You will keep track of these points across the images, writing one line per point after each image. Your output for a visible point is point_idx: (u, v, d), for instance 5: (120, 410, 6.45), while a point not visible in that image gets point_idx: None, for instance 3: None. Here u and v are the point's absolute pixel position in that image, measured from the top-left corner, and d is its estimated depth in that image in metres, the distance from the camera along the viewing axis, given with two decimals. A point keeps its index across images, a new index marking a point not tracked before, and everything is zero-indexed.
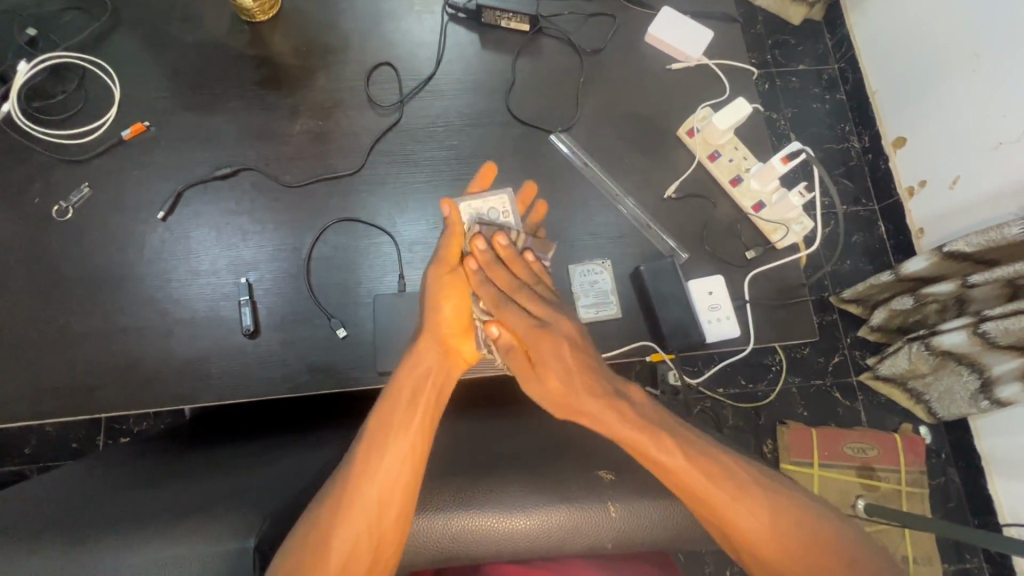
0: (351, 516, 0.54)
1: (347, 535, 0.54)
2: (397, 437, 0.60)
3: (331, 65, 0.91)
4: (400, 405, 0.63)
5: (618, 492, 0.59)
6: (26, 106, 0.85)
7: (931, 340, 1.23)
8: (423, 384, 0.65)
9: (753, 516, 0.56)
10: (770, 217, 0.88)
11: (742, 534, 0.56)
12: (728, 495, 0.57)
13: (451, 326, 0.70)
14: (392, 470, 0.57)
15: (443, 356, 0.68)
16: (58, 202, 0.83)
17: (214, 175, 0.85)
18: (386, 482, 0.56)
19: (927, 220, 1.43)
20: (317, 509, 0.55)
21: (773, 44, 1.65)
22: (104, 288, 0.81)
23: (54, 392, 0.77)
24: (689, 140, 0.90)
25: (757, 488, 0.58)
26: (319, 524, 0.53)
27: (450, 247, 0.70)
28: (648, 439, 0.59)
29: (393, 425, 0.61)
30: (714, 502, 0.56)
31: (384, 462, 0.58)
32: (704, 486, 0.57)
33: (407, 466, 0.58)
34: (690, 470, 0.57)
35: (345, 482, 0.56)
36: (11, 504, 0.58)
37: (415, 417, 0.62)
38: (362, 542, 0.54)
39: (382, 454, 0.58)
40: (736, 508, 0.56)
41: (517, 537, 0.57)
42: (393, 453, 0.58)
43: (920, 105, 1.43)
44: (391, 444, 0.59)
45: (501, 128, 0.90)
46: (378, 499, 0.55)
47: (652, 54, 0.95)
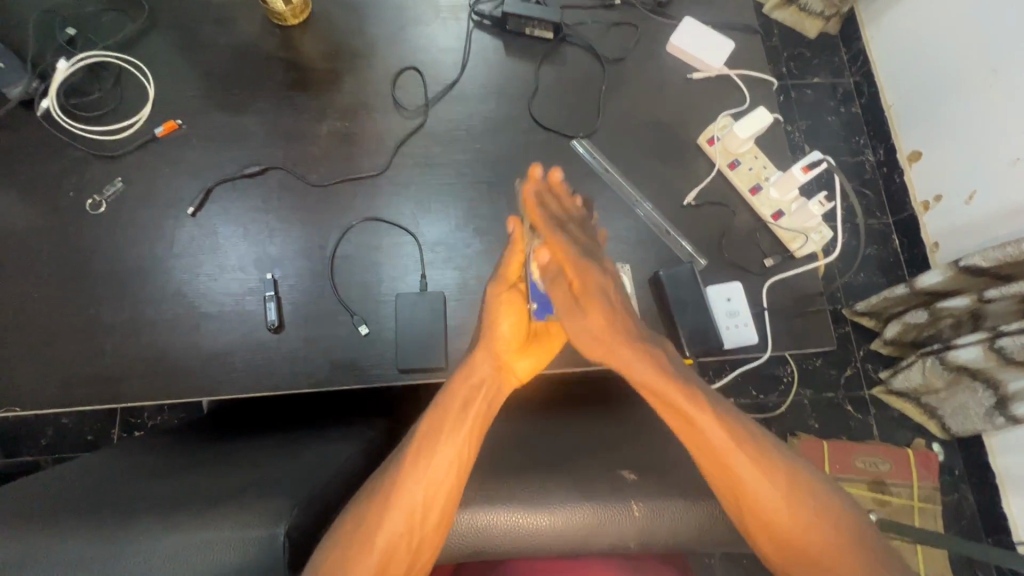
0: (392, 516, 0.54)
1: (392, 535, 0.54)
2: (450, 445, 0.59)
3: (359, 68, 0.93)
4: (450, 411, 0.62)
5: (641, 492, 0.59)
6: (64, 102, 0.88)
7: (946, 354, 1.24)
8: (473, 398, 0.64)
9: (778, 501, 0.56)
10: (789, 226, 0.88)
11: (775, 526, 0.56)
12: (765, 485, 0.56)
13: (507, 343, 0.69)
14: (442, 478, 0.57)
15: (496, 372, 0.67)
16: (92, 196, 0.86)
17: (243, 173, 0.87)
18: (436, 485, 0.57)
19: (942, 235, 1.43)
20: (362, 504, 0.55)
21: (789, 57, 1.66)
22: (134, 280, 0.83)
23: (82, 380, 0.79)
24: (709, 148, 0.91)
25: (790, 479, 0.57)
26: (361, 522, 0.54)
27: (512, 267, 0.71)
28: (687, 403, 0.58)
29: (446, 430, 0.60)
30: (740, 485, 0.56)
31: (436, 468, 0.57)
32: (742, 477, 0.56)
33: (453, 474, 0.58)
34: (717, 427, 0.57)
35: (391, 483, 0.56)
36: (45, 488, 0.59)
37: (464, 425, 0.61)
38: (402, 543, 0.54)
39: (433, 462, 0.57)
40: (764, 489, 0.56)
41: (541, 533, 0.58)
42: (446, 460, 0.58)
43: (936, 120, 1.43)
44: (445, 451, 0.58)
45: (522, 133, 0.92)
46: (422, 504, 0.55)
47: (673, 63, 0.96)
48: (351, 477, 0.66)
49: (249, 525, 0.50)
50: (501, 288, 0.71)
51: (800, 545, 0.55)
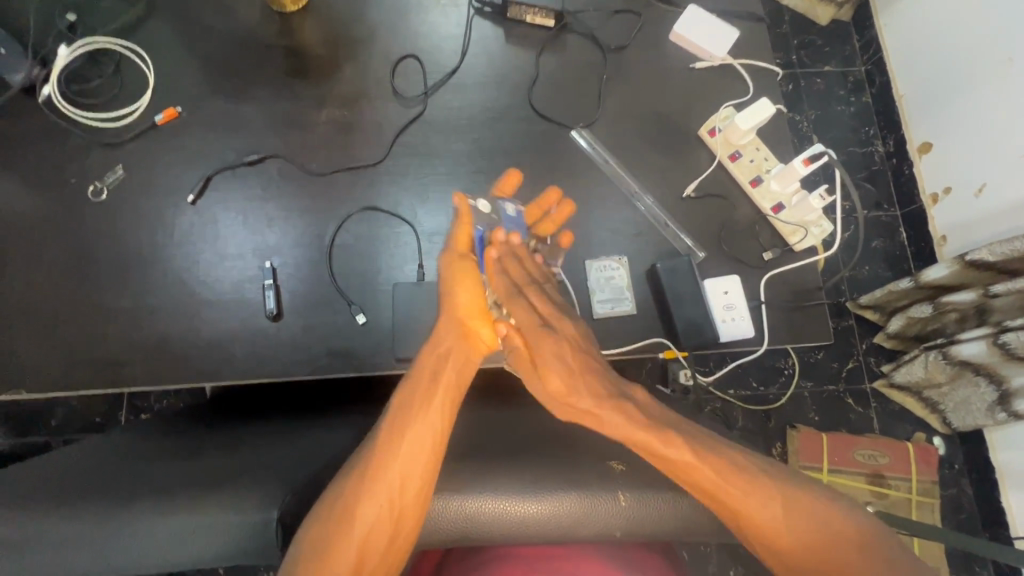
0: (371, 489, 0.54)
1: (371, 517, 0.53)
2: (420, 417, 0.60)
3: (358, 56, 0.92)
4: (420, 384, 0.63)
5: (623, 483, 0.59)
6: (65, 89, 0.88)
7: (948, 350, 1.23)
8: (441, 369, 0.65)
9: (755, 500, 0.55)
10: (789, 219, 0.87)
11: (757, 518, 0.55)
12: (740, 489, 0.56)
13: (467, 309, 0.69)
14: (416, 452, 0.57)
15: (463, 342, 0.68)
16: (93, 183, 0.86)
17: (242, 161, 0.87)
18: (411, 460, 0.57)
19: (951, 228, 1.42)
20: (338, 488, 0.55)
21: (799, 45, 1.63)
22: (135, 266, 0.83)
23: (86, 365, 0.80)
24: (710, 140, 0.90)
25: (760, 473, 0.58)
26: (337, 504, 0.53)
27: (461, 238, 0.72)
28: (651, 439, 0.58)
29: (417, 405, 0.61)
30: (713, 488, 0.56)
31: (407, 439, 0.58)
32: (717, 481, 0.56)
33: (427, 448, 0.58)
34: (697, 469, 0.56)
35: (366, 463, 0.56)
36: (50, 470, 0.61)
37: (434, 397, 0.62)
38: (381, 525, 0.53)
39: (405, 439, 0.57)
40: (741, 493, 0.55)
41: (527, 522, 0.57)
42: (416, 433, 0.58)
43: (947, 111, 1.41)
44: (418, 425, 0.59)
45: (522, 122, 0.91)
46: (400, 474, 0.56)
47: (676, 53, 0.95)
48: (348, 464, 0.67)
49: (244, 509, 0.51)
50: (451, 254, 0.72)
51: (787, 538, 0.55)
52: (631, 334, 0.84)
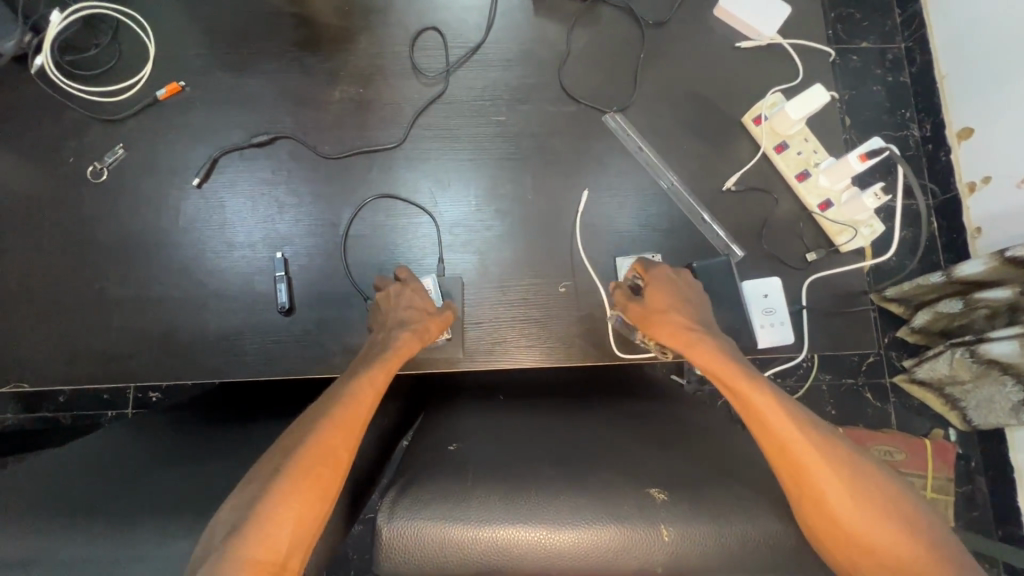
0: (287, 503, 0.51)
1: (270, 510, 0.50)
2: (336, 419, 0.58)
3: (373, 27, 0.85)
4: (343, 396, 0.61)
5: (675, 512, 0.50)
6: (60, 59, 0.82)
7: (977, 347, 1.19)
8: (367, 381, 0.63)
9: (850, 502, 0.52)
10: (837, 218, 0.81)
11: (848, 523, 0.51)
12: (839, 487, 0.52)
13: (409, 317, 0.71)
14: (322, 451, 0.55)
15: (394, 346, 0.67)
16: (93, 163, 0.81)
17: (251, 142, 0.81)
18: (317, 458, 0.54)
19: (986, 219, 1.34)
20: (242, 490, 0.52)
21: (838, 19, 1.53)
22: (139, 254, 0.79)
23: (90, 357, 0.77)
24: (755, 128, 0.83)
25: (851, 472, 0.54)
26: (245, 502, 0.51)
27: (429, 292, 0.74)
28: (755, 396, 0.58)
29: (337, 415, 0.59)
30: (803, 472, 0.54)
31: (326, 449, 0.55)
32: (811, 474, 0.53)
33: (338, 449, 0.56)
34: (796, 439, 0.55)
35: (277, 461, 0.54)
36: (55, 476, 0.58)
37: (357, 410, 0.60)
38: (284, 519, 0.50)
39: (316, 438, 0.56)
40: (841, 493, 0.52)
41: (559, 556, 0.49)
42: (325, 429, 0.57)
43: (992, 93, 1.31)
44: (336, 440, 0.57)
45: (550, 104, 0.84)
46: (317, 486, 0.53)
47: (719, 29, 0.87)
48: None
49: None
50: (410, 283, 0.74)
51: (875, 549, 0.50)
52: None
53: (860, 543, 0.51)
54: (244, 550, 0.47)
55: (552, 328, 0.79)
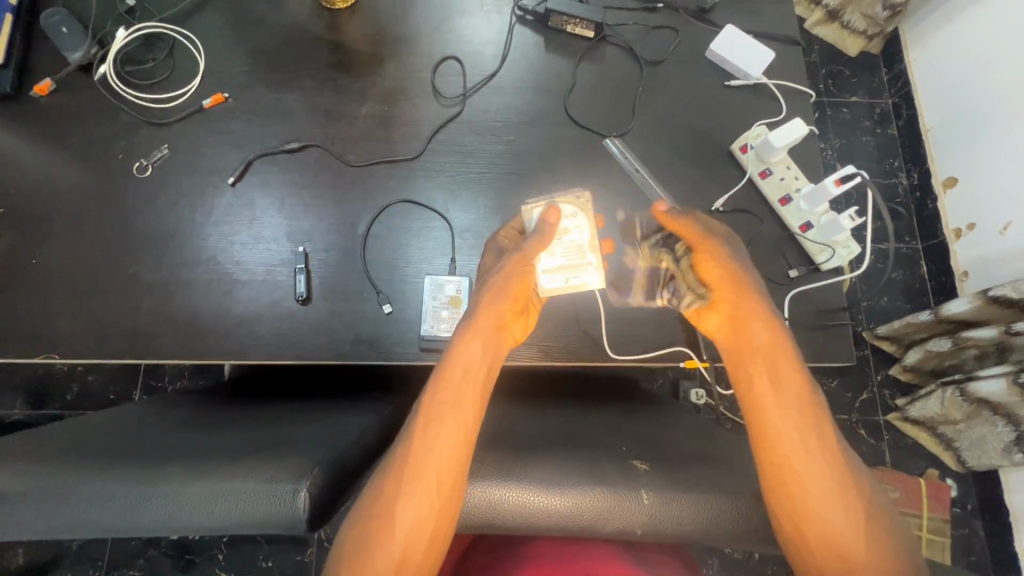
0: (410, 503, 0.54)
1: (409, 509, 0.54)
2: (459, 409, 0.59)
3: (401, 55, 0.95)
4: (450, 381, 0.61)
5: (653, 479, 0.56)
6: (120, 69, 0.92)
7: (967, 386, 1.22)
8: (470, 365, 0.63)
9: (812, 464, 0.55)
10: (817, 238, 0.88)
11: (806, 500, 0.54)
12: (811, 469, 0.55)
13: (508, 308, 0.71)
14: (451, 447, 0.57)
15: (495, 333, 0.67)
16: (139, 160, 0.89)
17: (283, 148, 0.90)
18: (446, 455, 0.56)
19: (973, 263, 1.41)
20: (378, 478, 0.57)
21: (827, 74, 1.65)
22: (172, 243, 0.86)
23: (117, 334, 0.82)
24: (741, 156, 0.91)
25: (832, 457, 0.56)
26: (380, 491, 0.56)
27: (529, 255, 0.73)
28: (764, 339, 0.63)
29: (447, 403, 0.59)
30: (780, 450, 0.56)
31: (442, 439, 0.57)
32: (787, 445, 0.56)
33: (458, 445, 0.57)
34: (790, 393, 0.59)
35: (405, 451, 0.57)
36: (80, 432, 0.62)
37: (467, 393, 0.61)
38: (424, 515, 0.54)
39: (441, 431, 0.57)
40: (809, 470, 0.54)
41: (546, 513, 0.56)
42: (451, 423, 0.58)
43: (974, 147, 1.41)
44: (446, 427, 0.57)
45: (556, 128, 0.93)
46: (437, 484, 0.55)
47: (711, 70, 0.96)
48: (373, 446, 0.67)
49: (276, 479, 0.51)
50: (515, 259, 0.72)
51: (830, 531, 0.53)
52: (653, 341, 0.84)
53: (806, 500, 0.54)
54: (375, 537, 0.53)
55: (550, 329, 0.84)
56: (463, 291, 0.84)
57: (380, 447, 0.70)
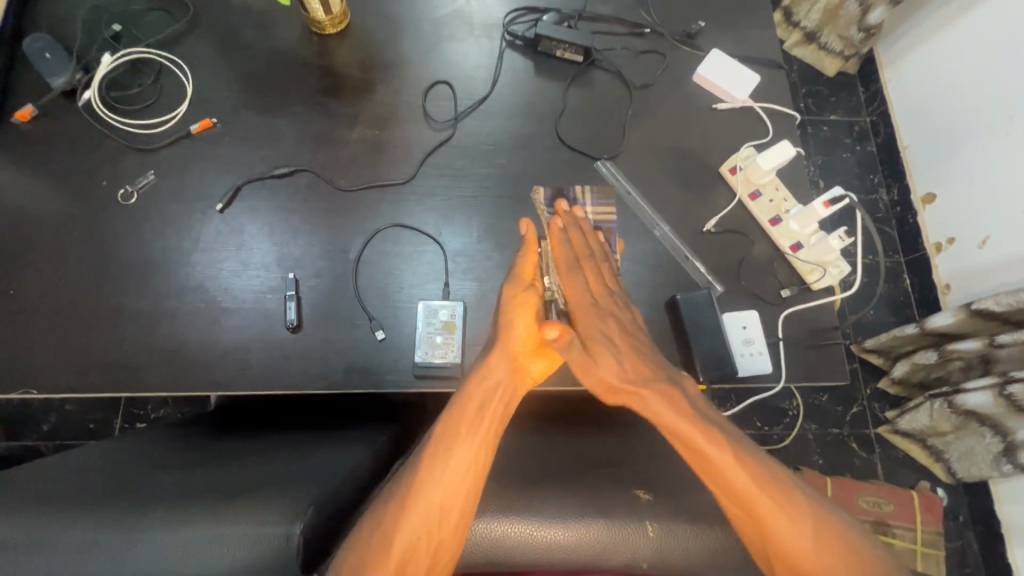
0: (410, 520, 0.54)
1: (409, 535, 0.54)
2: (474, 442, 0.60)
3: (391, 79, 0.95)
4: (468, 412, 0.63)
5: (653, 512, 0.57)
6: (105, 95, 0.90)
7: (954, 398, 1.24)
8: (488, 401, 0.64)
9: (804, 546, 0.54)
10: (807, 258, 0.89)
11: (790, 549, 0.54)
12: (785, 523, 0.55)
13: (523, 343, 0.68)
14: (460, 479, 0.58)
15: (512, 373, 0.67)
16: (123, 187, 0.87)
17: (273, 173, 0.88)
18: (457, 480, 0.57)
19: (954, 276, 1.44)
20: (380, 509, 0.55)
21: (808, 94, 1.69)
22: (158, 270, 0.84)
23: (99, 367, 0.79)
24: (731, 177, 0.92)
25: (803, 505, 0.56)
26: (383, 519, 0.54)
27: (526, 264, 0.73)
28: (726, 460, 0.58)
29: (461, 435, 0.60)
30: (752, 504, 0.56)
31: (452, 468, 0.58)
32: (776, 515, 0.55)
33: (470, 478, 0.58)
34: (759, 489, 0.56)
35: (412, 480, 0.57)
36: (57, 475, 0.60)
37: (480, 428, 0.61)
38: (423, 540, 0.54)
39: (452, 464, 0.58)
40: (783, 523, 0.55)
41: (553, 547, 0.57)
42: (466, 446, 0.60)
43: (951, 164, 1.45)
44: (457, 456, 0.59)
45: (547, 150, 0.94)
46: (440, 507, 0.56)
47: (698, 93, 0.98)
48: (367, 479, 0.65)
49: (266, 521, 0.49)
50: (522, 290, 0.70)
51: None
52: None
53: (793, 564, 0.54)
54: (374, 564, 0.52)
55: None
56: (458, 317, 0.83)
57: (373, 480, 0.69)
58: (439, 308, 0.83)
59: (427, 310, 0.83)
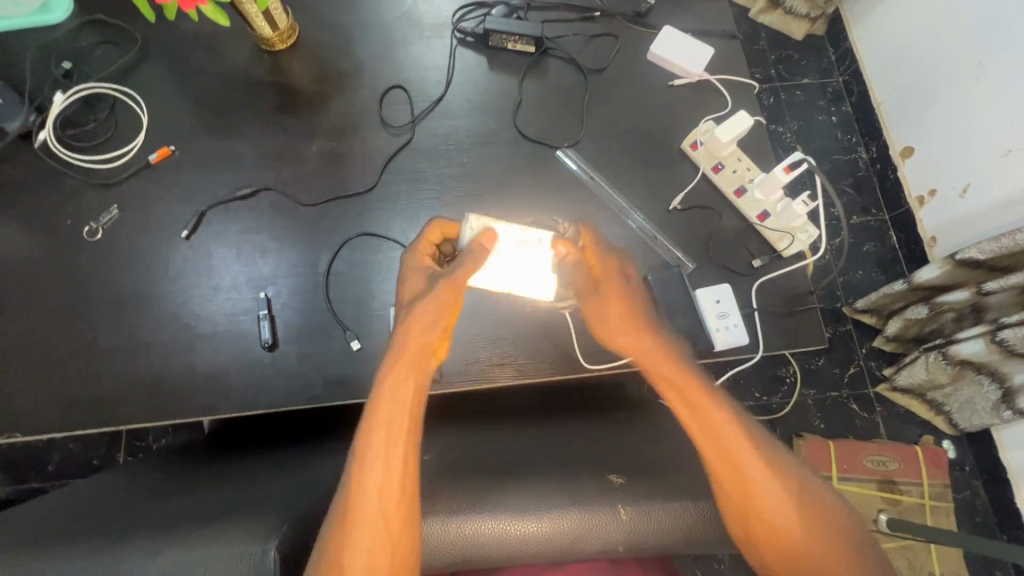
0: (355, 538, 0.55)
1: (361, 547, 0.55)
2: (390, 444, 0.60)
3: (346, 89, 0.95)
4: (385, 405, 0.62)
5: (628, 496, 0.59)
6: (61, 134, 0.90)
7: (948, 349, 1.22)
8: (399, 395, 0.63)
9: (781, 504, 0.59)
10: (775, 226, 0.89)
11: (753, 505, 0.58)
12: (754, 459, 0.60)
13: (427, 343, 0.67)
14: (382, 484, 0.57)
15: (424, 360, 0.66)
16: (89, 224, 0.87)
17: (235, 195, 0.89)
18: (385, 491, 0.57)
19: (939, 228, 1.43)
20: (326, 530, 0.56)
21: (777, 59, 1.68)
22: (130, 304, 0.84)
23: (81, 404, 0.80)
24: (692, 152, 0.92)
25: (770, 455, 0.62)
26: (330, 544, 0.54)
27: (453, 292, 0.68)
28: (699, 397, 0.64)
29: (377, 435, 0.60)
30: (740, 466, 0.60)
31: (372, 482, 0.58)
32: (739, 480, 0.59)
33: (393, 484, 0.58)
34: (733, 438, 0.61)
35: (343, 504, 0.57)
36: (41, 515, 0.60)
37: (394, 429, 0.61)
38: (378, 545, 0.55)
39: (372, 469, 0.58)
40: (765, 483, 0.59)
41: (523, 541, 0.58)
42: (379, 444, 0.60)
43: (925, 115, 1.44)
44: (375, 465, 0.58)
45: (508, 145, 0.93)
46: (382, 515, 0.56)
47: (655, 72, 0.98)
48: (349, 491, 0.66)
49: (242, 541, 0.50)
50: (450, 282, 0.67)
51: (781, 534, 0.58)
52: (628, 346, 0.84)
53: (753, 508, 0.58)
54: None
55: (523, 346, 0.83)
56: None
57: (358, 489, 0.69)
58: None
59: None
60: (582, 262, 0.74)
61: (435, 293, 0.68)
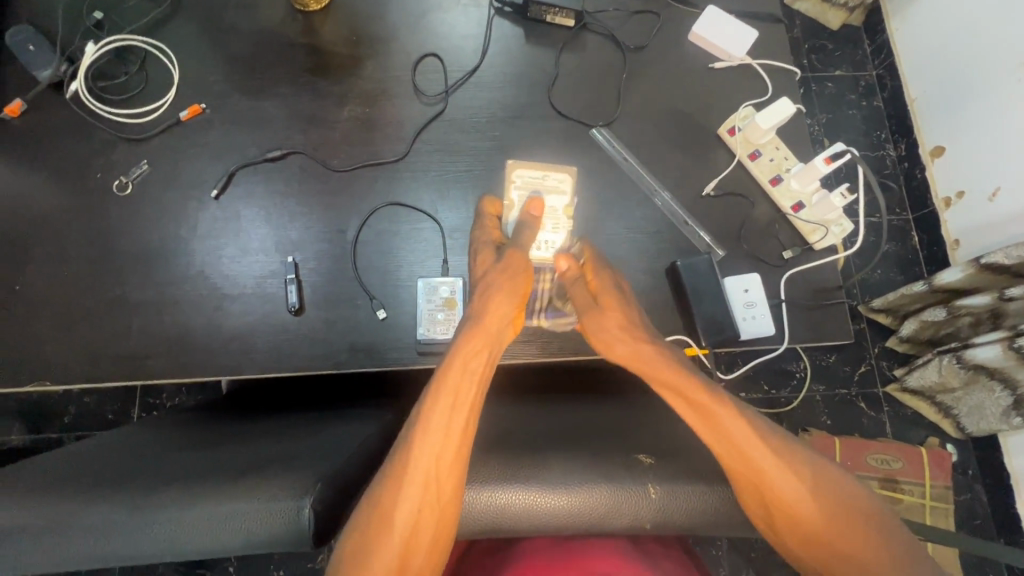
0: (405, 496, 0.54)
1: (411, 502, 0.54)
2: (454, 411, 0.58)
3: (379, 55, 0.93)
4: (453, 375, 0.60)
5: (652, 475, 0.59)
6: (92, 86, 0.89)
7: (964, 353, 1.22)
8: (469, 365, 0.61)
9: (801, 491, 0.57)
10: (810, 218, 0.88)
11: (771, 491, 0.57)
12: (765, 451, 0.58)
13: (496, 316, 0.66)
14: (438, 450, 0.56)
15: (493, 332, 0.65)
16: (118, 178, 0.87)
17: (265, 157, 0.88)
18: (440, 459, 0.56)
19: (963, 231, 1.41)
20: (378, 484, 0.56)
21: (811, 49, 1.63)
22: (158, 260, 0.84)
23: (109, 357, 0.81)
24: (729, 138, 0.90)
25: (777, 440, 0.60)
26: (380, 498, 0.55)
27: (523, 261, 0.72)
28: (704, 395, 0.62)
29: (437, 402, 0.58)
30: (755, 461, 0.58)
31: (428, 447, 0.56)
32: (752, 469, 0.58)
33: (450, 453, 0.56)
34: (742, 432, 0.59)
35: (401, 460, 0.56)
36: (75, 461, 0.61)
37: (461, 398, 0.59)
38: (428, 505, 0.54)
39: (434, 433, 0.57)
40: (781, 475, 0.57)
41: (549, 513, 0.59)
42: (442, 411, 0.58)
43: (959, 114, 1.40)
44: (432, 433, 0.57)
45: (541, 121, 0.92)
46: (436, 476, 0.55)
47: (694, 53, 0.95)
48: (374, 456, 0.67)
49: (277, 497, 0.50)
50: (515, 250, 0.72)
51: (800, 517, 0.57)
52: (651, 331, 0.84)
53: (770, 492, 0.57)
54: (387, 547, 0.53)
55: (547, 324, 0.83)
56: (460, 292, 0.83)
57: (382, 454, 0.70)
58: (431, 278, 0.84)
59: (425, 287, 0.84)
60: (581, 278, 0.76)
61: (511, 260, 0.72)
